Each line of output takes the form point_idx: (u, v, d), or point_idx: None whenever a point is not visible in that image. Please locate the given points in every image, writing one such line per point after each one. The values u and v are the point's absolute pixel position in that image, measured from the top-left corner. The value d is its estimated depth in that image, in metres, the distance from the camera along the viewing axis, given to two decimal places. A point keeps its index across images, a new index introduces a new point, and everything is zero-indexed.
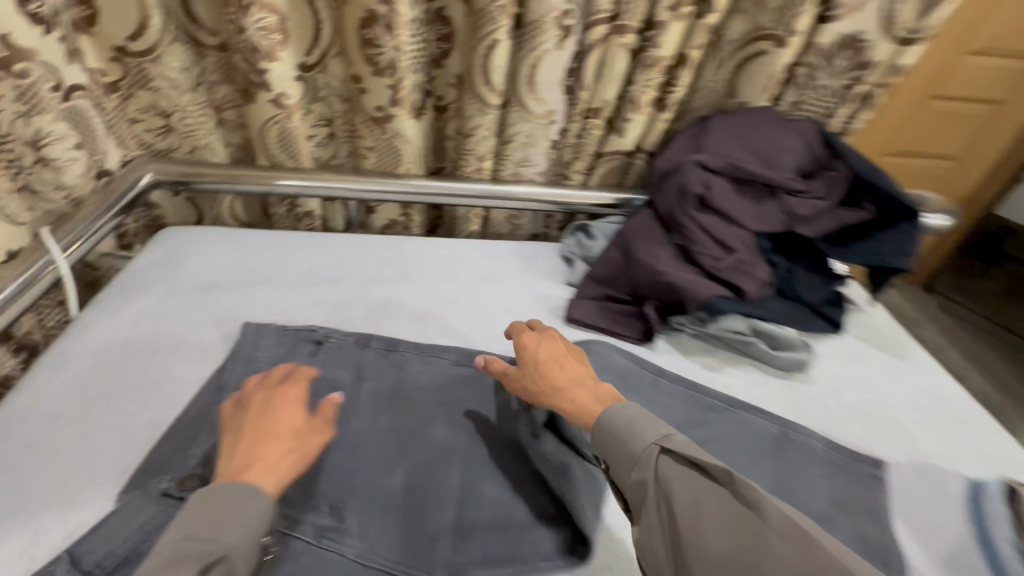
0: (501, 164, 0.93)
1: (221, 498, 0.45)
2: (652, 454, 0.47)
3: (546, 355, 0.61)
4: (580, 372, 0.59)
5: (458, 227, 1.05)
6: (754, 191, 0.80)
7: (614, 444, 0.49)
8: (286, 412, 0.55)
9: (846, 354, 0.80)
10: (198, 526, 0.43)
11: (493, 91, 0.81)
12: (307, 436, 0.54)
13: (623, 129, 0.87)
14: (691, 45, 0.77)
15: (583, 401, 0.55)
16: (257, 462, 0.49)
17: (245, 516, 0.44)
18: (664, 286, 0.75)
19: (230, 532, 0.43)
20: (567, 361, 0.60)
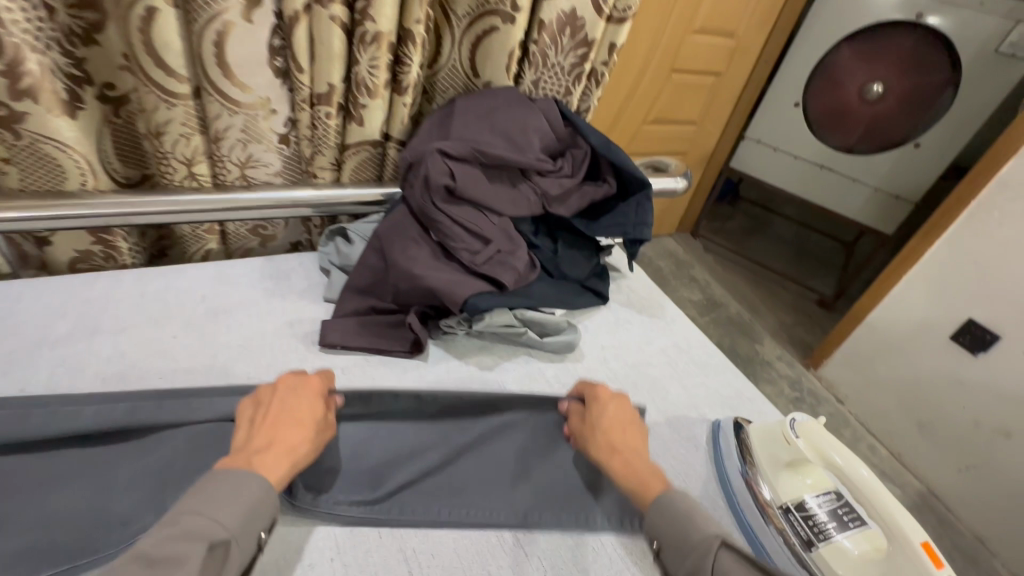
0: (221, 167, 0.76)
1: (228, 477, 0.44)
2: (711, 545, 0.46)
3: (616, 416, 0.61)
4: (642, 455, 0.58)
5: (189, 248, 0.85)
6: (506, 176, 0.77)
7: (671, 527, 0.49)
8: None
9: (609, 323, 0.85)
10: (208, 496, 0.42)
11: (172, 76, 0.63)
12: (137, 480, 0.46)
13: (361, 117, 0.76)
14: (412, 20, 0.70)
15: (636, 467, 0.56)
16: (272, 449, 0.48)
17: (252, 503, 0.43)
18: (424, 291, 0.69)
19: (238, 517, 0.42)
20: (623, 429, 0.60)
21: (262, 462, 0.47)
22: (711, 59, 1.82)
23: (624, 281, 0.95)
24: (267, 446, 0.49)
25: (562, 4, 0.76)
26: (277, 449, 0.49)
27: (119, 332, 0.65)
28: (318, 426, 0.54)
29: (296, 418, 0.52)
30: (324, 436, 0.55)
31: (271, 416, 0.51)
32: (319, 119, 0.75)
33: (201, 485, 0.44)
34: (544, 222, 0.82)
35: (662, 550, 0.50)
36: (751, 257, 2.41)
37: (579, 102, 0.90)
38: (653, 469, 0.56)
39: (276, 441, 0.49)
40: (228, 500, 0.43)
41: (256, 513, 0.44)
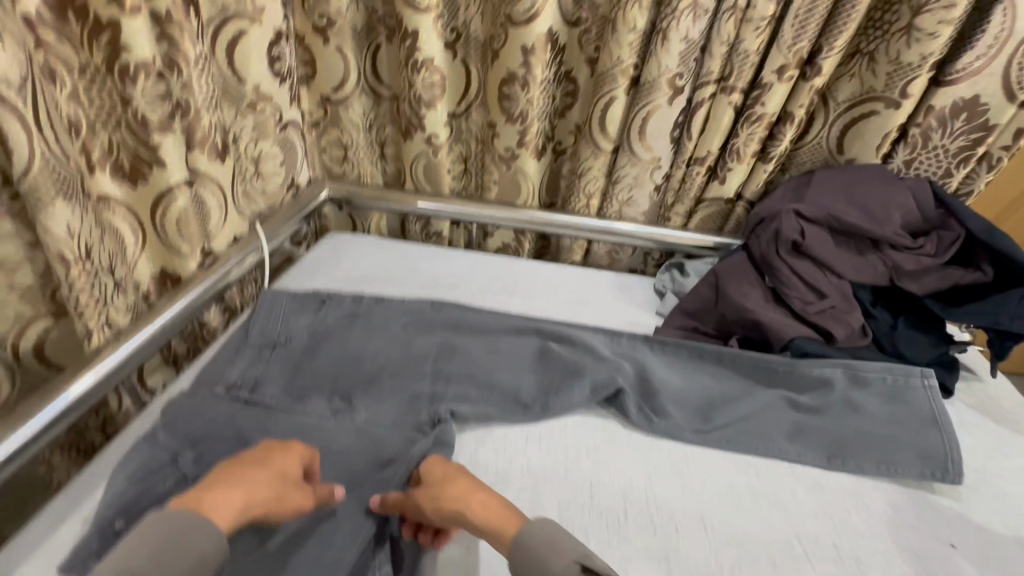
0: (607, 202, 1.04)
1: (162, 524, 0.46)
2: (572, 572, 0.45)
3: (441, 471, 0.61)
4: (490, 510, 0.54)
5: (562, 256, 1.17)
6: (855, 244, 0.81)
7: (535, 559, 0.47)
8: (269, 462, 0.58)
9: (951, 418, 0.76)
10: (141, 555, 0.43)
11: (606, 138, 0.93)
12: (283, 490, 0.56)
13: (724, 177, 0.94)
14: (797, 104, 0.84)
15: (477, 507, 0.55)
16: (224, 492, 0.52)
17: (197, 555, 0.45)
18: (751, 323, 0.80)
19: (176, 569, 0.44)
20: (462, 499, 0.56)
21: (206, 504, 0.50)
22: None
23: (982, 383, 0.83)
24: (214, 488, 0.52)
25: (963, 91, 0.78)
26: (262, 494, 0.54)
27: (524, 297, 0.97)
28: (290, 486, 0.57)
29: (277, 468, 0.58)
30: (300, 495, 0.57)
31: (244, 462, 0.57)
32: (690, 176, 0.96)
33: (132, 539, 0.45)
34: (887, 295, 0.81)
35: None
36: None
37: (958, 185, 0.87)
38: (504, 504, 0.55)
39: (239, 481, 0.54)
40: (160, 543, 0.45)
41: (202, 569, 0.45)
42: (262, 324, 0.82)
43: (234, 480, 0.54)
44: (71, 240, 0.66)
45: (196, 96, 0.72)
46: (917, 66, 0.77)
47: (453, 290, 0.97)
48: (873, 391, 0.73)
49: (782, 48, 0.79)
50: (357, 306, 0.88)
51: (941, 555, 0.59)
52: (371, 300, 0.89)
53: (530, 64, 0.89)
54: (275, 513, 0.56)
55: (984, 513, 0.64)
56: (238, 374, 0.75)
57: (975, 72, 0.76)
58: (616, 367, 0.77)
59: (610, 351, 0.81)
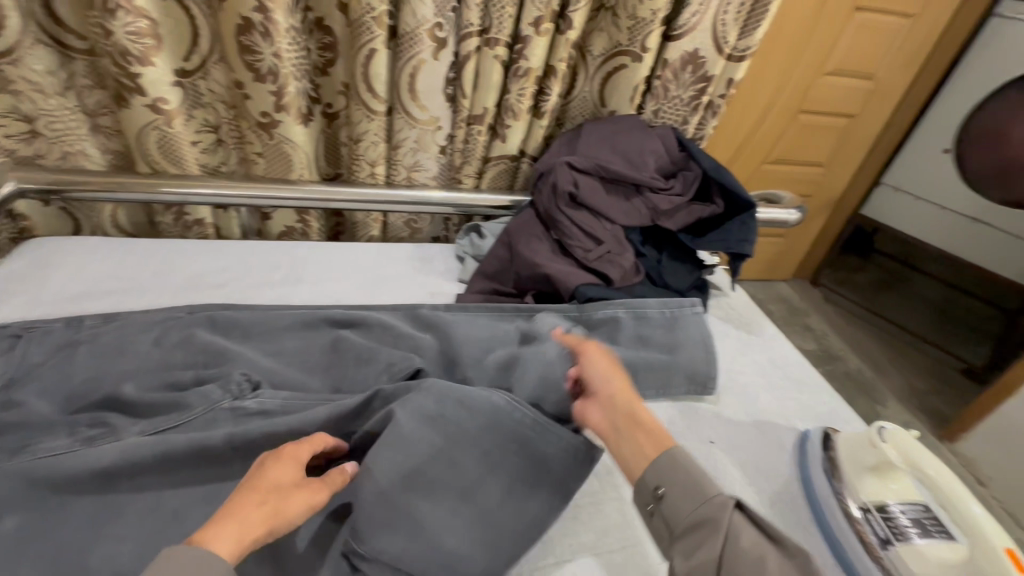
0: (394, 168, 0.97)
1: (178, 560, 0.38)
2: (728, 503, 0.46)
3: (605, 367, 0.62)
4: (627, 402, 0.58)
5: (359, 232, 1.07)
6: (622, 190, 0.88)
7: (686, 474, 0.49)
8: (281, 467, 0.49)
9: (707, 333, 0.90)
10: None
11: (376, 98, 0.85)
12: (292, 494, 0.48)
13: (504, 135, 0.93)
14: (557, 57, 0.86)
15: (643, 418, 0.55)
16: (243, 512, 0.44)
17: None
18: (542, 277, 0.82)
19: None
20: (626, 389, 0.59)
21: (211, 534, 0.41)
22: (843, 100, 1.79)
23: (725, 298, 0.99)
24: (223, 515, 0.43)
25: (687, 45, 0.87)
26: (279, 506, 0.46)
27: (312, 285, 0.86)
28: (292, 490, 0.48)
29: (263, 483, 0.47)
30: (306, 491, 0.49)
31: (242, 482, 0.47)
32: (473, 136, 0.93)
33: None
34: (651, 234, 0.91)
35: (665, 496, 0.48)
36: (878, 312, 2.22)
37: (694, 130, 0.99)
38: (653, 418, 0.56)
39: (250, 500, 0.45)
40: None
41: None
42: None
43: (240, 504, 0.44)
44: None
45: None
46: (650, 20, 0.83)
47: (220, 290, 0.82)
48: (653, 324, 0.79)
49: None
50: (73, 333, 0.67)
51: (702, 452, 0.69)
52: (96, 322, 0.69)
53: (267, 9, 0.75)
54: (287, 521, 0.46)
55: (732, 407, 0.76)
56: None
57: (693, 28, 0.85)
58: (415, 346, 0.72)
59: (409, 327, 0.76)
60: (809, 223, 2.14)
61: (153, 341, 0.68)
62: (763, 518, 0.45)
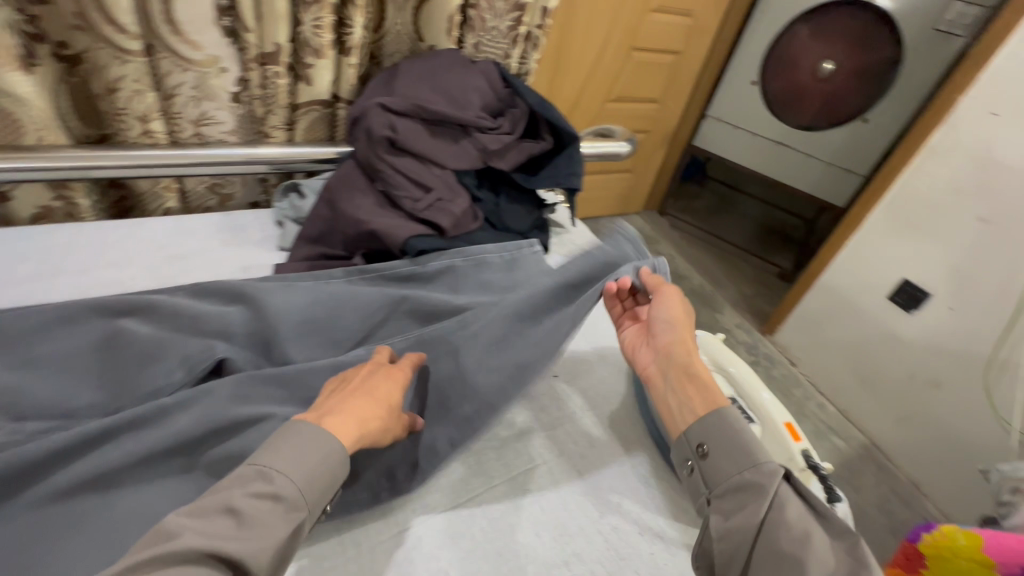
0: (176, 123, 0.80)
1: (300, 431, 0.45)
2: (776, 471, 0.46)
3: (674, 311, 0.61)
4: (679, 351, 0.58)
5: (150, 205, 0.89)
6: (448, 132, 0.83)
7: (733, 436, 0.49)
8: (386, 382, 0.54)
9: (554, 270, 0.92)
10: (290, 453, 0.43)
11: (123, 33, 0.68)
12: (393, 416, 0.53)
13: (308, 76, 0.81)
14: None
15: (699, 370, 0.56)
16: (345, 413, 0.49)
17: (325, 464, 0.44)
18: (369, 234, 0.75)
19: (314, 485, 0.43)
20: (687, 344, 0.58)
21: (334, 422, 0.47)
22: (668, 37, 1.89)
23: (567, 235, 1.02)
24: (338, 408, 0.49)
25: None
26: (384, 418, 0.51)
27: (81, 274, 0.70)
28: (391, 408, 0.53)
29: (384, 398, 0.52)
30: (400, 420, 0.54)
31: (352, 386, 0.52)
32: (270, 79, 0.80)
33: (273, 442, 0.44)
34: (485, 175, 0.87)
35: (709, 453, 0.50)
36: (714, 233, 2.50)
37: (519, 66, 0.97)
38: (692, 373, 0.56)
39: (373, 407, 0.51)
40: (313, 458, 0.44)
41: (326, 473, 0.44)
42: None
43: (358, 404, 0.50)
44: None
45: None
46: None
47: None
48: (493, 269, 0.76)
49: None
50: None
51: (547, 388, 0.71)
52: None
53: None
54: (384, 437, 0.52)
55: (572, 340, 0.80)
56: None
57: None
58: (220, 328, 0.62)
59: (212, 306, 0.65)
60: (651, 157, 2.29)
61: None
62: (810, 496, 0.46)
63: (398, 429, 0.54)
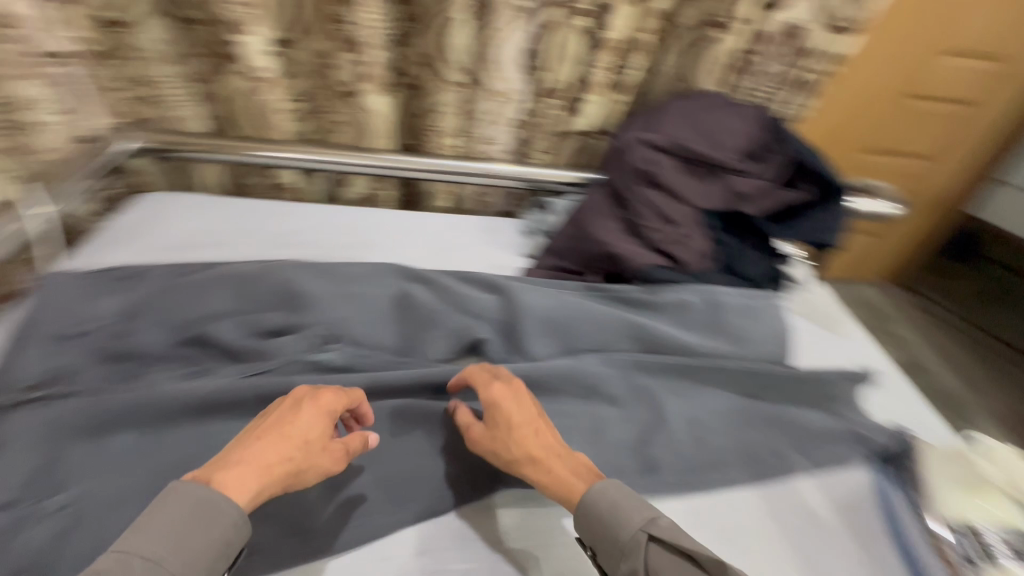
0: (467, 141, 0.98)
1: (186, 493, 0.44)
2: (640, 542, 0.48)
3: (494, 400, 0.58)
4: (554, 439, 0.58)
5: (428, 203, 1.10)
6: (701, 171, 0.84)
7: (603, 523, 0.50)
8: (522, 407, 0.58)
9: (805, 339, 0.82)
10: (168, 535, 0.42)
11: (454, 69, 0.85)
12: (543, 433, 0.58)
13: (580, 110, 0.91)
14: (641, 29, 0.82)
15: (560, 474, 0.55)
16: (249, 461, 0.48)
17: (215, 545, 0.43)
18: (610, 256, 0.81)
19: (198, 563, 0.42)
20: (546, 437, 0.57)
21: (224, 480, 0.46)
22: (963, 85, 1.60)
23: (805, 293, 0.93)
24: (242, 457, 0.48)
25: (784, 16, 0.81)
26: (299, 465, 0.50)
27: (384, 249, 0.89)
28: (531, 428, 0.58)
29: (298, 436, 0.51)
30: (328, 458, 0.52)
31: (260, 429, 0.51)
32: (546, 109, 0.92)
33: (149, 512, 0.43)
34: (730, 219, 0.85)
35: (597, 556, 0.51)
36: (979, 325, 1.99)
37: (784, 111, 0.93)
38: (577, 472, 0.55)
39: (267, 460, 0.49)
40: (196, 531, 0.43)
41: (216, 550, 0.43)
42: (49, 308, 0.65)
43: (243, 450, 0.49)
44: None
45: None
46: None
47: (302, 248, 0.87)
48: (729, 314, 0.75)
49: None
50: (176, 277, 0.74)
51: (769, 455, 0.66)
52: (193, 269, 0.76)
53: None
54: (301, 480, 0.50)
55: None
56: (33, 373, 0.59)
57: None
58: (478, 313, 0.74)
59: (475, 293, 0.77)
60: (903, 220, 1.95)
61: (233, 294, 0.71)
62: (684, 538, 0.48)
63: (332, 464, 0.52)
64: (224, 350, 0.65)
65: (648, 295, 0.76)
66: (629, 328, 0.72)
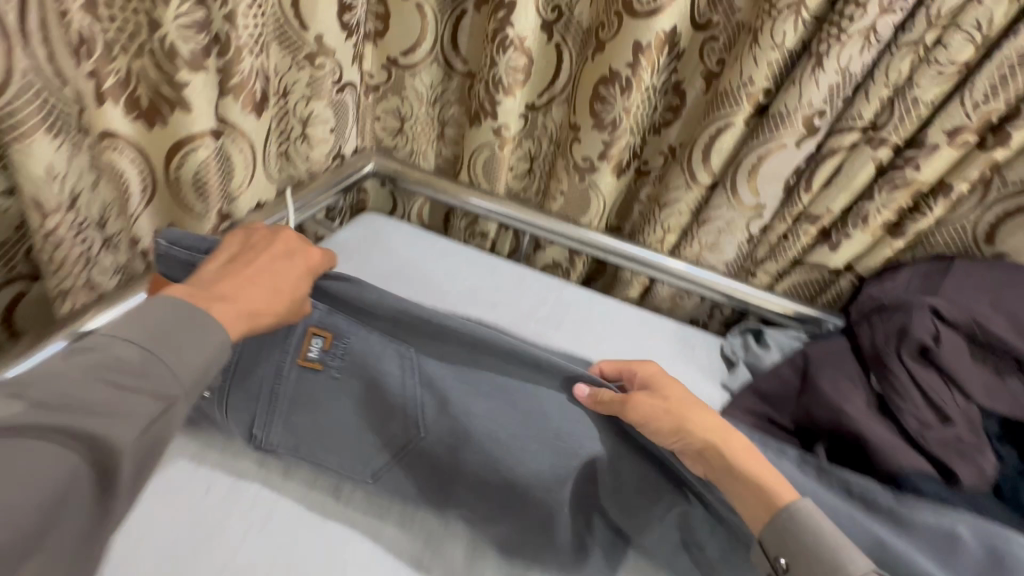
0: (686, 242, 0.89)
1: (159, 306, 0.43)
2: None
3: (649, 387, 0.60)
4: (682, 394, 0.59)
5: (617, 288, 1.02)
6: (995, 361, 0.65)
7: (810, 547, 0.48)
8: (649, 404, 0.58)
9: None
10: (147, 329, 0.42)
11: (706, 170, 0.78)
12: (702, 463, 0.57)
13: (837, 244, 0.78)
14: (962, 177, 0.67)
15: (747, 471, 0.54)
16: (232, 299, 0.48)
17: (211, 340, 0.44)
18: (847, 433, 0.65)
19: (179, 372, 0.42)
20: (675, 409, 0.58)
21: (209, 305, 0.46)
22: None
23: None
24: (222, 292, 0.49)
25: None
26: (664, 422, 0.57)
27: (574, 332, 0.84)
28: (679, 406, 0.58)
29: (273, 283, 0.53)
30: (286, 308, 0.54)
31: (241, 270, 0.52)
32: (795, 233, 0.80)
33: (134, 309, 0.43)
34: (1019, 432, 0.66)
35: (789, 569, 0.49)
36: None
37: None
38: (756, 465, 0.55)
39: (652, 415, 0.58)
40: (194, 344, 0.43)
41: (209, 351, 0.44)
42: None
43: (238, 291, 0.50)
44: (51, 183, 0.54)
45: (239, 32, 0.59)
46: None
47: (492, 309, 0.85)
48: None
49: (965, 99, 0.61)
50: None
51: None
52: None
53: (638, 66, 0.74)
54: (261, 326, 0.51)
55: None
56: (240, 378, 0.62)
57: None
58: None
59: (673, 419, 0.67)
60: None
61: None
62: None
63: (295, 312, 0.56)
64: (419, 408, 0.64)
65: (895, 506, 0.58)
66: (867, 546, 0.55)
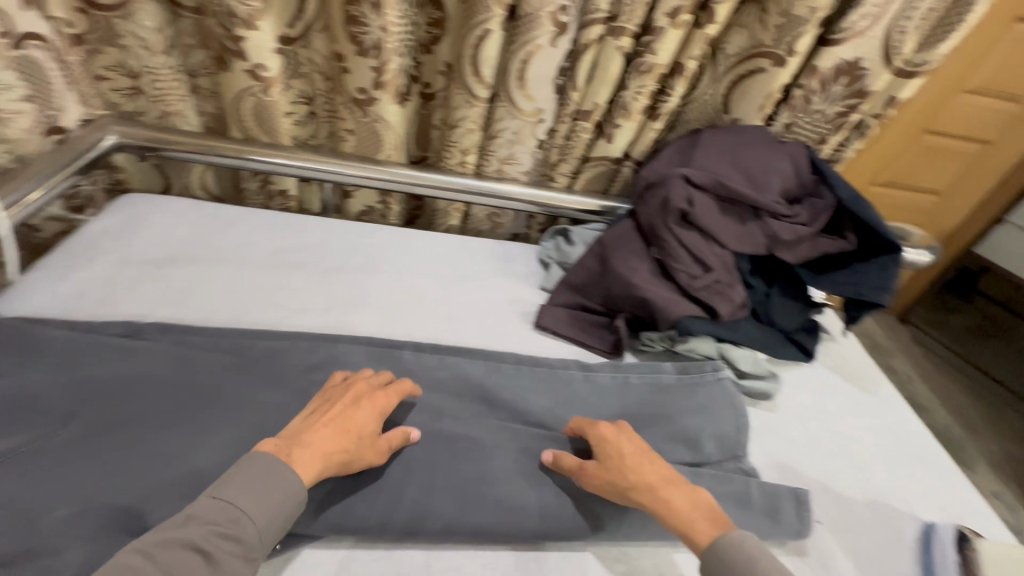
0: (485, 159, 0.89)
1: (261, 464, 0.45)
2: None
3: (629, 448, 0.55)
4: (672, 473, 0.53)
5: (437, 221, 1.02)
6: (738, 212, 0.77)
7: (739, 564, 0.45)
8: (362, 408, 0.54)
9: (816, 387, 0.79)
10: (242, 486, 0.44)
11: (481, 83, 0.77)
12: (675, 488, 0.52)
13: (611, 135, 0.84)
14: (689, 55, 0.75)
15: (680, 508, 0.50)
16: (313, 445, 0.49)
17: (281, 496, 0.45)
18: (638, 300, 0.74)
19: (272, 516, 0.44)
20: (646, 462, 0.54)
21: None
22: (977, 125, 1.64)
23: (835, 345, 0.87)
24: None
25: (846, 52, 0.74)
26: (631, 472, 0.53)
27: (385, 297, 0.77)
28: (632, 454, 0.54)
29: None
30: None
31: None
32: (576, 132, 0.85)
33: (231, 472, 0.45)
34: (765, 266, 0.80)
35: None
36: (973, 362, 1.97)
37: (829, 150, 0.87)
38: (692, 505, 0.50)
39: (602, 455, 0.55)
40: (271, 492, 0.44)
41: (281, 505, 0.45)
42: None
43: (363, 445, 0.52)
44: None
45: None
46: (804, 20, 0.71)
47: (298, 270, 0.78)
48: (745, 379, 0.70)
49: None
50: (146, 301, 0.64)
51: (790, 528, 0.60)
52: (152, 331, 0.63)
53: None
54: (349, 467, 0.51)
55: (841, 479, 0.67)
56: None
57: (860, 33, 0.72)
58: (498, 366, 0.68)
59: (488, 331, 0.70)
60: None
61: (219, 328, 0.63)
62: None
63: None
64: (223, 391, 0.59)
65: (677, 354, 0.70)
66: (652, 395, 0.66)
